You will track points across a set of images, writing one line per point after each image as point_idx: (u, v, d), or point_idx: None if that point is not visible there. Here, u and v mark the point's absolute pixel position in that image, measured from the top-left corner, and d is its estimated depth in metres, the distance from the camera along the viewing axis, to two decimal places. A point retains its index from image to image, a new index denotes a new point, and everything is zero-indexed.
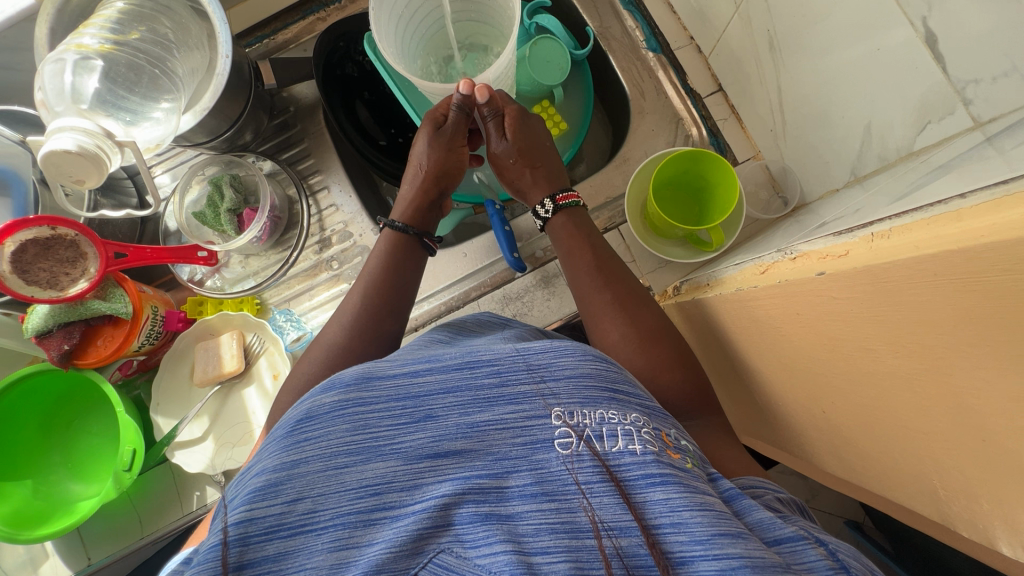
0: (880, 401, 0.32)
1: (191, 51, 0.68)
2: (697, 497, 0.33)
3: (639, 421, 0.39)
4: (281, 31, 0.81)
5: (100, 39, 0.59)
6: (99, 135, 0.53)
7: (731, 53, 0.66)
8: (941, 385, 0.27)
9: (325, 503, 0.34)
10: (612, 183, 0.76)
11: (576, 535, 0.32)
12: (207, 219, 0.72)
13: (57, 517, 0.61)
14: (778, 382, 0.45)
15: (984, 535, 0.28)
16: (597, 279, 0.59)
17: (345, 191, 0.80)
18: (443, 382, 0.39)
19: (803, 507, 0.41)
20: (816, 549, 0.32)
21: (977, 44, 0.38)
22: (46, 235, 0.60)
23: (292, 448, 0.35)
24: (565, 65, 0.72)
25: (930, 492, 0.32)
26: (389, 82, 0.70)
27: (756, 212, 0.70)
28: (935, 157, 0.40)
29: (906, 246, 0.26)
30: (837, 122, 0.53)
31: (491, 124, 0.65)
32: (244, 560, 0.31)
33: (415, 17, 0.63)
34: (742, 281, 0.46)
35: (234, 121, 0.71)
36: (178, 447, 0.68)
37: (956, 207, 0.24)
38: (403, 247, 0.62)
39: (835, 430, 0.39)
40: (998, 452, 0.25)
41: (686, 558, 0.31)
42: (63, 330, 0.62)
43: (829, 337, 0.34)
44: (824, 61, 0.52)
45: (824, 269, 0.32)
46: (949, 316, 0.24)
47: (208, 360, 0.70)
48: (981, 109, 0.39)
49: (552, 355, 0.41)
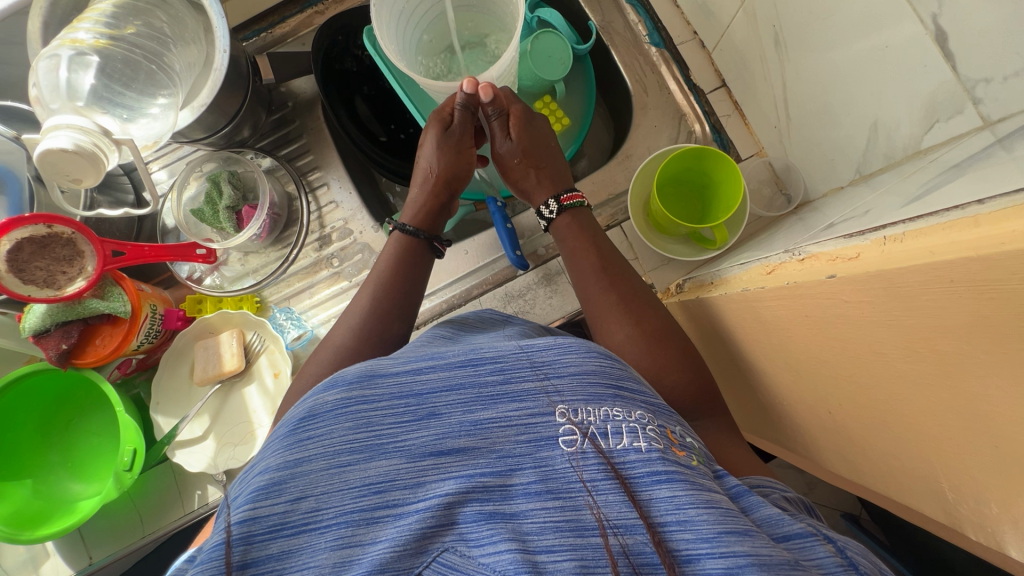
0: (890, 402, 0.32)
1: (187, 45, 0.67)
2: (704, 494, 0.33)
3: (644, 419, 0.39)
4: (278, 25, 0.80)
5: (94, 33, 0.57)
6: (95, 133, 0.52)
7: (736, 49, 0.66)
8: (951, 390, 0.27)
9: (328, 502, 0.33)
10: (614, 179, 0.76)
11: (580, 533, 0.32)
12: (205, 217, 0.72)
13: (58, 517, 0.60)
14: (784, 382, 0.45)
15: (992, 539, 0.29)
16: (602, 279, 0.59)
17: (345, 187, 0.80)
18: (446, 379, 0.39)
19: (809, 506, 0.40)
20: (825, 545, 0.32)
21: (988, 42, 0.37)
22: (42, 233, 0.59)
23: (295, 447, 0.35)
24: (567, 59, 0.72)
25: (938, 495, 0.32)
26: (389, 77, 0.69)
27: (760, 209, 0.70)
28: (944, 157, 0.40)
29: (921, 251, 0.26)
30: (843, 120, 0.53)
31: (496, 123, 0.65)
32: (247, 559, 0.31)
33: (416, 12, 0.62)
34: (749, 281, 0.45)
35: (232, 117, 0.69)
36: (178, 446, 0.68)
37: (974, 213, 0.24)
38: (408, 248, 0.62)
39: (841, 430, 0.39)
40: (1011, 459, 0.25)
41: (691, 556, 0.31)
42: (60, 330, 0.62)
43: (839, 340, 0.33)
44: (832, 58, 0.52)
45: (835, 272, 0.32)
46: (966, 324, 0.24)
47: (207, 359, 0.70)
48: (991, 108, 0.39)
49: (556, 352, 0.41)
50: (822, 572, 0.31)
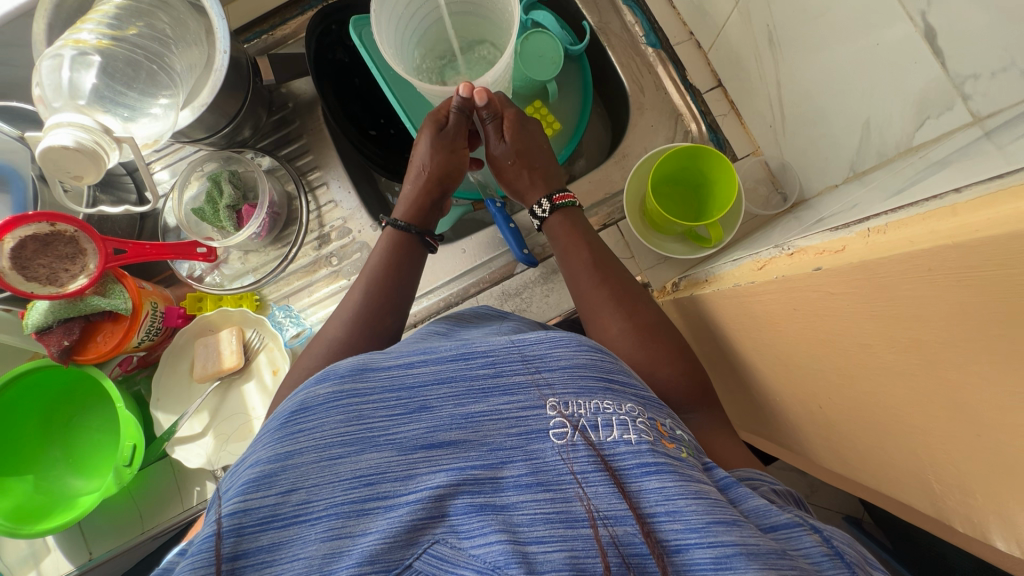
0: (876, 395, 0.32)
1: (189, 47, 0.68)
2: (693, 485, 0.33)
3: (634, 411, 0.39)
4: (280, 27, 0.81)
5: (98, 34, 0.58)
6: (96, 131, 0.53)
7: (731, 49, 0.66)
8: (936, 380, 0.27)
9: (318, 494, 0.34)
10: (611, 178, 0.76)
11: (571, 525, 0.33)
12: (206, 215, 0.72)
13: (59, 512, 0.61)
14: (775, 378, 0.45)
15: (978, 530, 0.29)
16: (594, 276, 0.59)
17: (344, 187, 0.80)
18: (437, 373, 0.39)
19: (798, 499, 0.40)
20: (811, 535, 0.33)
21: (974, 40, 0.38)
22: (46, 231, 0.59)
23: (286, 440, 0.35)
24: (558, 58, 0.72)
25: (925, 488, 0.32)
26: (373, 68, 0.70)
27: (756, 208, 0.70)
28: (934, 153, 0.40)
29: (902, 241, 0.26)
30: (836, 118, 0.53)
31: (490, 127, 0.65)
32: (238, 550, 0.31)
33: (415, 16, 0.63)
34: (740, 277, 0.45)
35: (232, 118, 0.70)
36: (177, 442, 0.68)
37: (952, 202, 0.24)
38: (403, 245, 0.62)
39: (830, 425, 0.39)
40: (995, 449, 0.25)
41: (680, 547, 0.31)
42: (63, 326, 0.63)
43: (827, 334, 0.33)
44: (825, 57, 0.52)
45: (821, 264, 0.32)
46: (945, 313, 0.24)
47: (207, 356, 0.70)
48: (980, 104, 0.39)
49: (547, 346, 0.41)
50: (809, 562, 0.31)
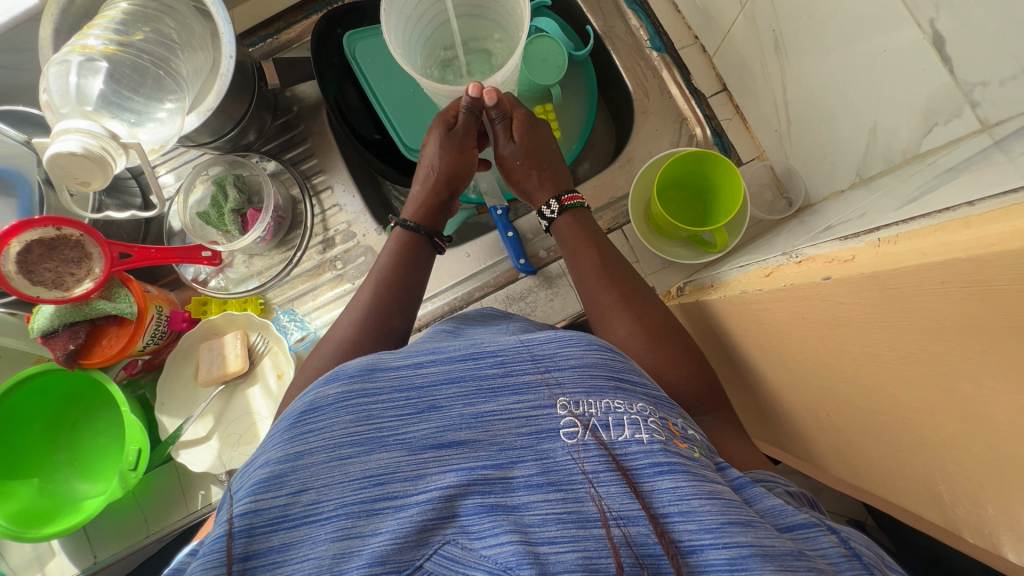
0: (885, 404, 0.32)
1: (195, 51, 0.68)
2: (706, 486, 0.33)
3: (645, 411, 0.39)
4: (284, 31, 0.81)
5: (104, 40, 0.59)
6: (103, 137, 0.53)
7: (736, 54, 0.66)
8: (947, 391, 0.27)
9: (329, 494, 0.34)
10: (616, 182, 0.76)
11: (583, 525, 0.32)
12: (211, 219, 0.73)
13: (64, 516, 0.61)
14: (782, 385, 0.45)
15: (989, 542, 0.29)
16: (602, 277, 0.59)
17: (349, 191, 0.80)
18: (446, 372, 0.39)
19: (811, 500, 0.40)
20: (828, 536, 0.33)
21: (982, 47, 0.38)
22: (52, 236, 0.60)
23: (296, 440, 0.35)
24: (562, 64, 0.73)
25: (935, 497, 0.32)
26: (362, 73, 0.74)
27: (761, 212, 0.70)
28: (943, 160, 0.40)
29: (914, 252, 0.26)
30: (843, 124, 0.53)
31: (499, 127, 0.65)
32: (249, 551, 0.31)
33: (421, 19, 0.63)
34: (747, 283, 0.45)
35: (237, 122, 0.71)
36: (182, 446, 0.68)
37: (964, 214, 0.24)
38: (410, 246, 0.62)
39: (838, 433, 0.39)
40: (1005, 460, 0.25)
41: (694, 547, 0.31)
42: (68, 330, 0.63)
43: (836, 342, 0.33)
44: (831, 62, 0.52)
45: (830, 274, 0.32)
46: (958, 325, 0.24)
47: (212, 360, 0.71)
48: (989, 111, 0.39)
49: (556, 345, 0.41)
50: (827, 562, 0.31)
